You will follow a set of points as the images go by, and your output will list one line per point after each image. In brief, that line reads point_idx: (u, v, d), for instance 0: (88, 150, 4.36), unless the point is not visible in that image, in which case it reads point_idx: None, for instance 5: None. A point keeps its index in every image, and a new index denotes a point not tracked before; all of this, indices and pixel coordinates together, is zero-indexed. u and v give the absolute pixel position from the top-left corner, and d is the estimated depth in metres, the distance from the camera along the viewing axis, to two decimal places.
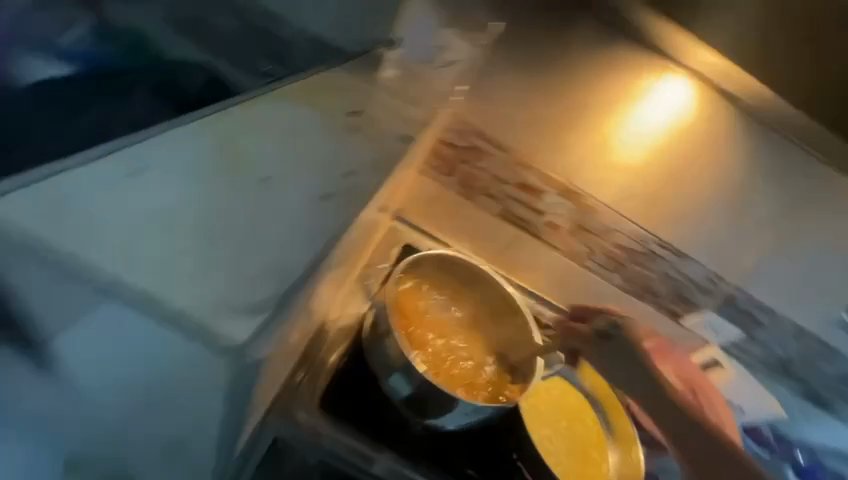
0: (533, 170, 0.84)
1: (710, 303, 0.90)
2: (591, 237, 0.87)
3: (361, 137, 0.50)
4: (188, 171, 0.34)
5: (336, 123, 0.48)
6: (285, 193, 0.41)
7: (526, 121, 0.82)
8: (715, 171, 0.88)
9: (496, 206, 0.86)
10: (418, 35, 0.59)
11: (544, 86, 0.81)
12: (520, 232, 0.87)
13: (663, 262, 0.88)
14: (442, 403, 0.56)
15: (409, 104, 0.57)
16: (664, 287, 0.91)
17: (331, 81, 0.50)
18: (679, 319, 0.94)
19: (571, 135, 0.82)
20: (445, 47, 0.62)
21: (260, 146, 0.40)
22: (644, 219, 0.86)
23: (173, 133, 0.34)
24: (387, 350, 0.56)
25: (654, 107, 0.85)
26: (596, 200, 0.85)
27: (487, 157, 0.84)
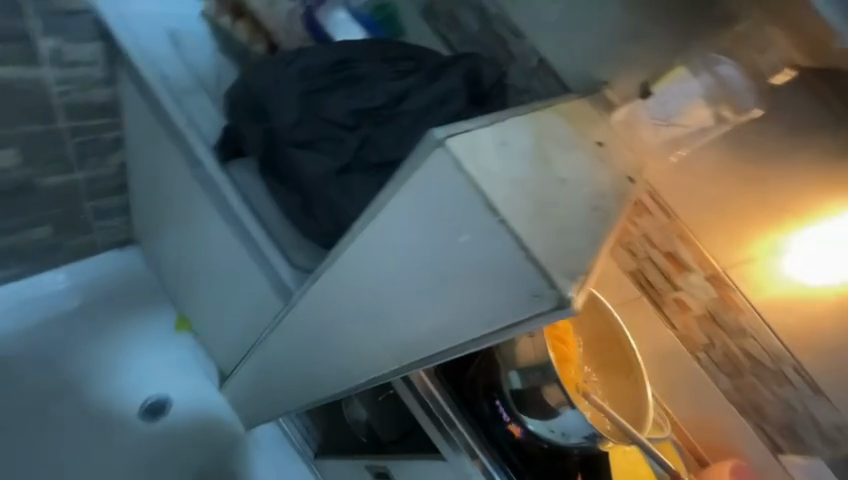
0: (690, 246, 0.78)
1: (823, 451, 0.84)
2: (718, 331, 0.84)
3: (604, 162, 0.50)
4: (523, 156, 0.42)
5: (590, 145, 0.51)
6: (579, 189, 0.43)
7: (715, 197, 0.73)
8: None
9: (631, 264, 0.86)
10: (672, 93, 0.63)
11: (763, 159, 0.67)
12: (644, 297, 0.89)
13: (791, 390, 0.82)
14: (546, 411, 0.62)
15: (629, 148, 0.61)
16: (776, 412, 0.85)
17: (579, 110, 0.58)
18: (776, 449, 0.89)
19: (757, 230, 0.72)
20: (694, 114, 0.63)
21: (552, 146, 0.45)
22: (793, 341, 0.78)
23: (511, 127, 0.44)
24: (517, 348, 0.61)
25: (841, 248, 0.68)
26: (747, 300, 0.79)
27: (647, 215, 0.79)
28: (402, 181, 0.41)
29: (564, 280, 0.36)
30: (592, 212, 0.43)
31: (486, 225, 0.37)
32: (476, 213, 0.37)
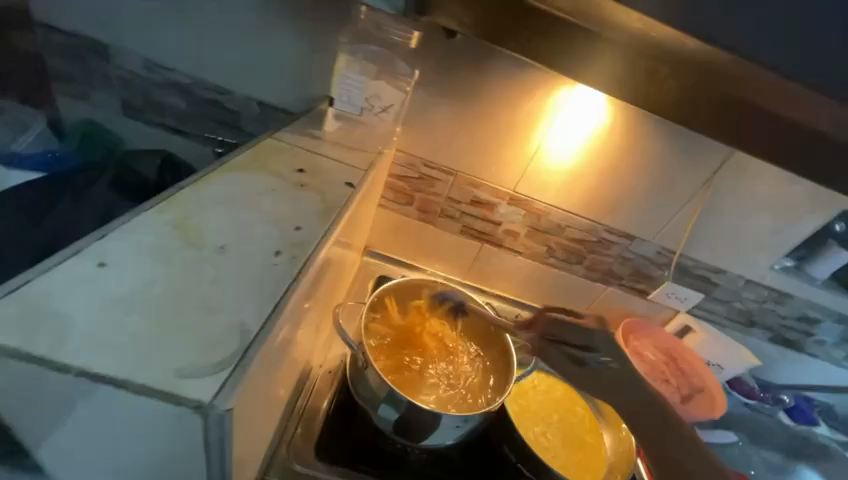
0: (482, 187, 0.89)
1: (666, 274, 0.97)
2: (546, 235, 0.95)
3: (308, 188, 0.48)
4: (133, 261, 0.31)
5: (284, 180, 0.47)
6: (238, 258, 0.34)
7: (464, 140, 0.83)
8: (656, 158, 0.82)
9: (456, 225, 0.96)
10: (347, 87, 0.65)
11: (469, 102, 0.79)
12: (484, 244, 0.98)
13: (617, 246, 0.94)
14: (430, 424, 0.57)
15: (351, 150, 0.63)
16: (622, 268, 0.98)
17: (272, 147, 0.54)
18: (643, 293, 1.02)
19: (507, 147, 0.84)
20: (382, 94, 0.67)
21: (217, 216, 0.38)
22: (590, 212, 0.90)
23: (122, 228, 0.33)
24: (369, 383, 0.57)
25: (572, 114, 0.78)
26: (544, 204, 0.90)
27: (438, 183, 0.90)
28: (17, 423, 0.27)
29: (192, 384, 0.24)
30: (271, 263, 0.35)
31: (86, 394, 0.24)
32: (65, 386, 0.24)
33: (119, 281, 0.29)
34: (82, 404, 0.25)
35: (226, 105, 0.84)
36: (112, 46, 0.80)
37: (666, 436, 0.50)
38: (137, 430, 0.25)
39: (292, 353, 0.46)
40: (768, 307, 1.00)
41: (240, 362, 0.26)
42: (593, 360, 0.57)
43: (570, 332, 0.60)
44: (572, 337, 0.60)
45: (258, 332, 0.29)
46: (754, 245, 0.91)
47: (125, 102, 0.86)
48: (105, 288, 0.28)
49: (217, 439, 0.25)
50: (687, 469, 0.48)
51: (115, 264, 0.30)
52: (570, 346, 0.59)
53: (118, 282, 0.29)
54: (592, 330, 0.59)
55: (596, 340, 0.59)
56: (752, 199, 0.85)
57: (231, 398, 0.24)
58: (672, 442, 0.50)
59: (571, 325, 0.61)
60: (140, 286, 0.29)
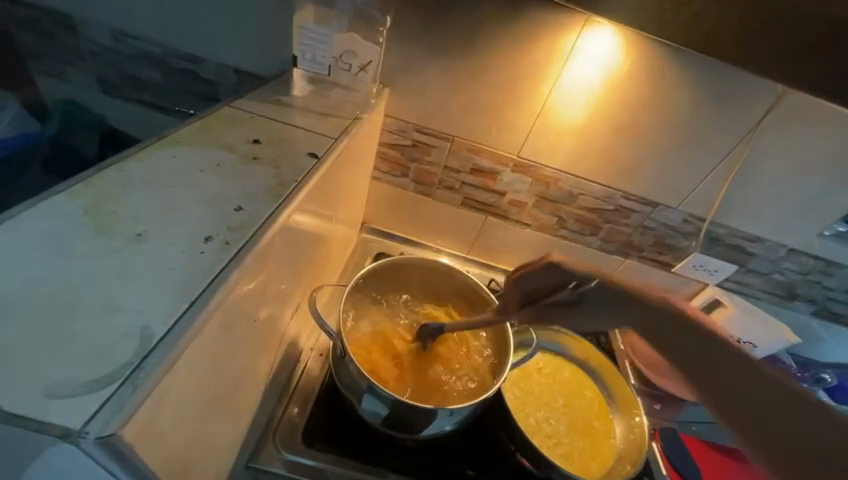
0: (482, 153, 0.81)
1: (693, 244, 0.87)
2: (555, 205, 0.86)
3: (261, 162, 0.42)
4: (23, 253, 0.26)
5: (232, 154, 0.42)
6: (156, 249, 0.29)
7: (458, 100, 0.74)
8: (684, 111, 0.70)
9: (457, 197, 0.89)
10: (310, 42, 0.57)
11: (461, 55, 0.69)
12: (489, 216, 0.91)
13: (637, 214, 0.84)
14: (422, 419, 0.53)
15: (323, 117, 0.57)
16: (643, 238, 0.88)
17: (227, 116, 0.49)
18: (667, 266, 0.92)
19: (507, 108, 0.74)
20: (358, 51, 0.58)
21: (139, 199, 0.33)
22: (606, 178, 0.80)
23: (20, 215, 0.28)
24: (350, 372, 0.53)
25: (585, 63, 0.67)
26: (553, 170, 0.80)
27: (434, 150, 0.82)
28: None
29: (63, 410, 0.20)
30: (198, 250, 0.30)
31: None
32: None
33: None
34: None
35: (200, 75, 0.78)
36: (76, 16, 0.75)
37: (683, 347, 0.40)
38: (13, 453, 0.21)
39: (258, 337, 0.43)
40: (812, 279, 0.89)
41: (130, 376, 0.22)
42: (570, 292, 0.47)
43: (533, 277, 0.49)
44: (544, 280, 0.49)
45: (164, 338, 0.24)
46: (800, 208, 0.79)
47: (100, 79, 0.82)
48: None
49: (107, 469, 0.22)
50: (713, 363, 0.38)
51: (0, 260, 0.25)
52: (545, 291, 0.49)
53: None
54: (552, 263, 0.48)
55: (556, 277, 0.48)
56: (801, 155, 0.72)
57: (112, 424, 0.21)
58: (688, 341, 0.40)
59: (532, 271, 0.50)
60: (23, 284, 0.24)
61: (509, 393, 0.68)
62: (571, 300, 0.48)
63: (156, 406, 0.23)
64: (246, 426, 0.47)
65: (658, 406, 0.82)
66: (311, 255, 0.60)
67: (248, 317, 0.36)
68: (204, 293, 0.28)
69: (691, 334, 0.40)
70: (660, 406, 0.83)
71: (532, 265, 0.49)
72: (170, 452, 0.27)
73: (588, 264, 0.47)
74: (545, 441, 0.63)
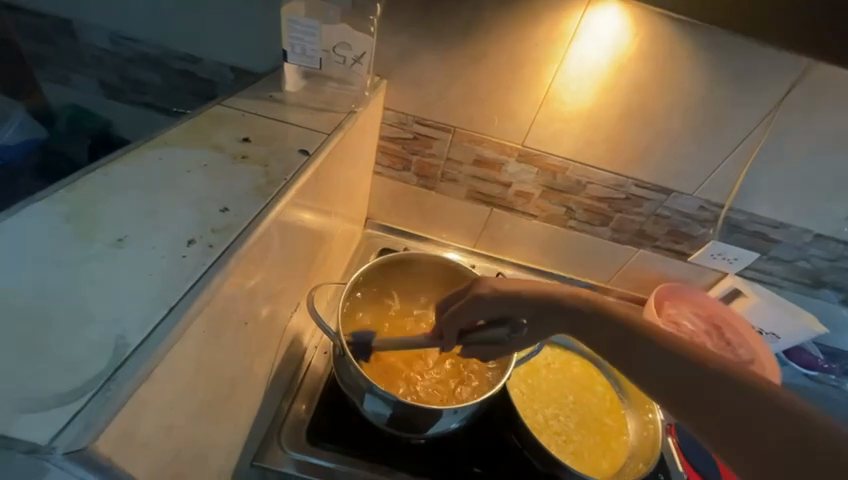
0: (485, 144, 0.78)
1: (710, 232, 0.83)
2: (563, 195, 0.83)
3: (249, 161, 0.41)
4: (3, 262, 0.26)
5: (221, 153, 0.41)
6: (137, 254, 0.28)
7: (457, 90, 0.72)
8: (700, 91, 0.66)
9: (460, 189, 0.87)
10: (300, 36, 0.54)
11: (458, 43, 0.66)
12: (494, 208, 0.88)
13: (650, 202, 0.81)
14: (426, 419, 0.52)
15: (317, 112, 0.55)
16: (657, 227, 0.84)
17: (218, 115, 0.48)
18: (683, 256, 0.88)
19: (509, 95, 0.71)
20: (349, 41, 0.56)
21: (123, 203, 0.32)
22: (616, 165, 0.76)
23: (2, 223, 0.28)
24: (351, 371, 0.53)
25: (591, 44, 0.63)
26: (559, 158, 0.77)
27: (435, 142, 0.80)
28: None
29: (33, 423, 0.20)
30: (180, 255, 0.29)
31: None
32: None
33: None
34: None
35: (198, 75, 0.78)
36: (75, 20, 0.75)
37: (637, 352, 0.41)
38: None
39: (256, 338, 0.43)
40: (841, 266, 0.84)
41: (104, 387, 0.22)
42: (506, 330, 0.47)
43: (469, 314, 0.47)
44: (474, 316, 0.47)
45: (139, 348, 0.24)
46: (827, 190, 0.74)
47: (102, 82, 0.82)
48: None
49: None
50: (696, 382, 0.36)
51: None
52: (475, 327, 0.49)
53: None
54: (481, 300, 0.46)
55: (493, 311, 0.47)
56: (828, 133, 0.67)
57: (83, 438, 0.20)
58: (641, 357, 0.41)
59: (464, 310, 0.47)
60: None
61: (516, 390, 0.67)
62: (507, 341, 0.48)
63: (133, 416, 0.23)
64: (247, 426, 0.47)
65: None
66: (312, 253, 0.59)
67: (239, 319, 0.35)
68: (184, 299, 0.27)
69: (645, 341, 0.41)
70: None
71: (465, 303, 0.47)
72: (158, 459, 0.27)
73: (520, 295, 0.47)
74: (554, 439, 0.61)
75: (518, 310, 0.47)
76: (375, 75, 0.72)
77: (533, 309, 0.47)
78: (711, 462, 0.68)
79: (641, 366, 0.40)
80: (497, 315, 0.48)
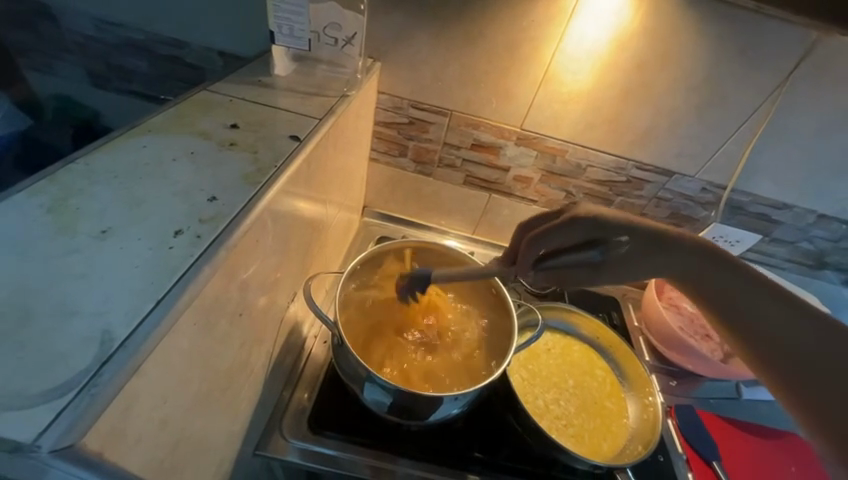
0: (483, 127, 0.76)
1: (712, 214, 0.82)
2: (564, 179, 0.81)
3: (237, 148, 0.40)
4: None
5: (207, 140, 0.40)
6: (122, 246, 0.28)
7: (454, 71, 0.70)
8: (703, 68, 0.64)
9: (458, 175, 0.85)
10: (287, 16, 0.52)
11: (454, 22, 0.64)
12: (492, 194, 0.87)
13: (651, 185, 0.79)
14: (427, 407, 0.52)
15: (307, 97, 0.53)
16: (658, 211, 0.83)
17: (204, 101, 0.46)
18: (684, 239, 0.87)
19: (506, 76, 0.69)
20: (340, 21, 0.55)
21: (105, 195, 0.31)
22: (618, 147, 0.75)
23: None
24: (351, 361, 0.52)
25: (592, 21, 0.61)
26: (559, 141, 0.76)
27: (430, 126, 0.78)
28: None
29: (13, 422, 0.19)
30: (166, 246, 0.28)
31: None
32: None
33: None
34: None
35: (186, 61, 0.75)
36: (56, 5, 0.72)
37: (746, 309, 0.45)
38: None
39: (251, 329, 0.42)
40: (843, 246, 0.83)
41: (89, 383, 0.21)
42: (598, 252, 0.46)
43: (553, 240, 0.46)
44: (563, 240, 0.46)
45: (125, 343, 0.23)
46: (831, 170, 0.72)
47: (87, 70, 0.80)
48: None
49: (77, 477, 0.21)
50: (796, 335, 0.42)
51: None
52: (563, 250, 0.47)
53: None
54: (576, 222, 0.46)
55: (582, 231, 0.46)
56: (836, 110, 0.65)
57: (68, 434, 0.19)
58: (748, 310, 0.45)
59: (555, 230, 0.46)
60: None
61: (517, 375, 0.67)
62: (593, 261, 0.47)
63: (122, 412, 0.22)
64: (247, 416, 0.47)
65: (674, 384, 0.80)
66: (308, 242, 0.58)
67: (230, 312, 0.34)
68: (171, 291, 0.26)
69: (743, 289, 0.46)
70: (676, 383, 0.81)
71: (552, 226, 0.46)
72: (153, 453, 0.27)
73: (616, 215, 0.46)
74: (554, 423, 0.62)
75: (614, 232, 0.46)
76: (368, 58, 0.69)
77: (630, 228, 0.46)
78: (711, 443, 0.69)
79: (733, 306, 0.46)
80: (585, 237, 0.46)
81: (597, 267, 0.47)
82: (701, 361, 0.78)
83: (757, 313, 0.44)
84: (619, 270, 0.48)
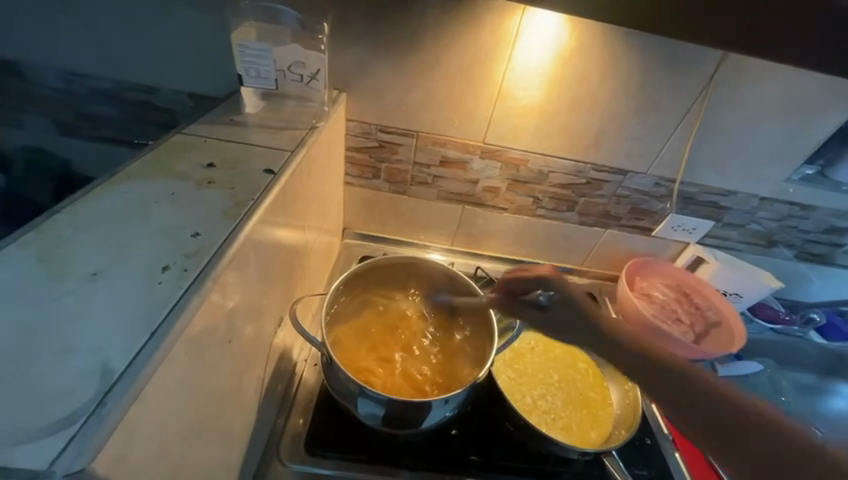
0: (449, 145, 0.81)
1: (668, 206, 0.88)
2: (528, 186, 0.87)
3: (216, 185, 0.43)
4: None
5: (186, 180, 0.42)
6: (113, 285, 0.30)
7: (416, 96, 0.75)
8: (638, 76, 0.71)
9: (431, 191, 0.89)
10: (252, 60, 0.56)
11: (412, 52, 0.69)
12: (465, 206, 0.92)
13: (609, 183, 0.85)
14: (418, 413, 0.54)
15: (278, 131, 0.57)
16: (619, 207, 0.89)
17: (180, 144, 0.49)
18: (646, 231, 0.94)
19: (465, 97, 0.75)
20: (301, 59, 0.58)
21: (93, 240, 0.33)
22: (575, 152, 0.81)
23: None
24: (341, 378, 0.54)
25: (534, 42, 0.67)
26: (520, 152, 0.81)
27: (399, 148, 0.82)
28: None
29: (30, 453, 0.21)
30: (156, 281, 0.31)
31: None
32: None
33: None
34: None
35: (157, 105, 0.78)
36: (21, 62, 0.74)
37: (744, 442, 0.36)
38: None
39: (241, 356, 0.44)
40: (788, 224, 0.91)
41: (97, 411, 0.23)
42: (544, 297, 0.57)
43: (530, 281, 0.58)
44: (531, 286, 0.58)
45: (124, 373, 0.25)
46: (764, 156, 0.80)
47: (58, 121, 0.81)
48: None
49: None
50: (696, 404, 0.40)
51: None
52: (527, 293, 0.58)
53: None
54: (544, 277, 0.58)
55: (545, 286, 0.58)
56: (759, 103, 0.73)
57: (80, 460, 0.21)
58: (677, 393, 0.42)
59: (526, 276, 0.58)
60: None
61: (504, 376, 0.70)
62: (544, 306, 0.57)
63: (125, 438, 0.24)
64: (243, 443, 0.48)
65: None
66: (289, 268, 0.60)
67: (221, 338, 0.36)
68: (163, 322, 0.28)
69: (679, 386, 0.42)
70: None
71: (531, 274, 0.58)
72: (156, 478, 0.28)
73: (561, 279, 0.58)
74: (543, 417, 0.64)
75: (542, 283, 0.57)
76: (335, 89, 0.73)
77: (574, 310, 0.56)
78: None
79: (682, 412, 0.41)
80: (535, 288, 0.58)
81: (543, 311, 0.57)
82: (675, 345, 0.82)
83: (671, 404, 0.42)
84: (561, 324, 0.56)
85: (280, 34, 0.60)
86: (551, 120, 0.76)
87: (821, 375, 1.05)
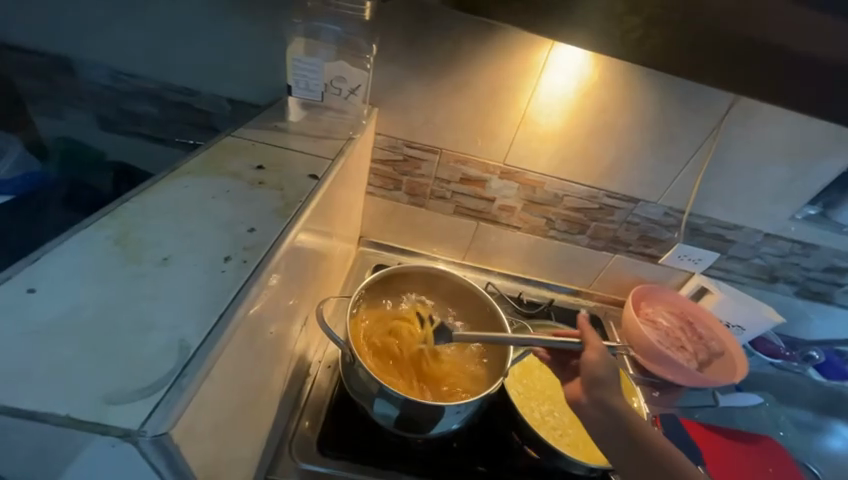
0: (470, 163, 0.85)
1: (675, 236, 0.92)
2: (543, 207, 0.90)
3: (266, 185, 0.46)
4: (68, 283, 0.29)
5: (239, 180, 0.45)
6: (183, 270, 0.32)
7: (443, 116, 0.79)
8: (654, 112, 0.75)
9: (449, 206, 0.93)
10: (303, 72, 0.60)
11: (444, 75, 0.74)
12: (480, 222, 0.95)
13: (620, 210, 0.89)
14: (432, 418, 0.55)
15: (318, 139, 0.60)
16: (629, 233, 0.93)
17: (230, 146, 0.52)
18: (654, 258, 0.97)
19: (490, 119, 0.79)
20: (344, 75, 0.62)
21: (161, 228, 0.36)
22: (590, 178, 0.85)
23: (58, 248, 0.31)
24: (361, 378, 0.56)
25: (559, 74, 0.72)
26: (538, 174, 0.85)
27: (423, 163, 0.86)
28: None
29: (122, 412, 0.23)
30: (220, 269, 0.33)
31: (19, 434, 0.23)
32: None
33: (50, 308, 0.27)
34: (23, 442, 0.23)
35: (196, 107, 0.82)
36: (74, 59, 0.78)
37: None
38: (77, 459, 0.24)
39: (274, 349, 0.46)
40: (790, 261, 0.94)
41: (177, 381, 0.25)
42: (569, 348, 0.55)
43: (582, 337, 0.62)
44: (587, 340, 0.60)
45: (198, 349, 0.27)
46: (770, 194, 0.84)
47: (99, 115, 0.85)
48: (32, 318, 0.26)
49: (155, 469, 0.24)
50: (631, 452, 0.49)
51: (51, 290, 0.28)
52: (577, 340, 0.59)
53: (47, 310, 0.27)
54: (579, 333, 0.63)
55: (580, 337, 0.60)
56: (767, 144, 0.77)
57: (164, 423, 0.23)
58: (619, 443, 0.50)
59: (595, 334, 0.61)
60: (72, 308, 0.27)
61: (514, 389, 0.71)
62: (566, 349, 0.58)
63: (196, 409, 0.26)
64: (264, 436, 0.49)
65: (657, 394, 0.86)
66: (316, 270, 0.63)
67: (266, 329, 0.39)
68: (229, 307, 0.31)
69: (618, 437, 0.50)
70: (658, 394, 0.87)
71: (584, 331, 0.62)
72: (208, 453, 0.30)
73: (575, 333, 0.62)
74: (551, 432, 0.66)
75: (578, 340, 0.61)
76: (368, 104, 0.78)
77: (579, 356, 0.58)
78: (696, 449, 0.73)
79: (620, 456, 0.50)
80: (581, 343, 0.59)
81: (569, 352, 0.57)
82: (679, 372, 0.84)
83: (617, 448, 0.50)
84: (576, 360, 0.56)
85: (326, 50, 0.64)
86: (569, 147, 0.81)
87: (818, 412, 1.06)
